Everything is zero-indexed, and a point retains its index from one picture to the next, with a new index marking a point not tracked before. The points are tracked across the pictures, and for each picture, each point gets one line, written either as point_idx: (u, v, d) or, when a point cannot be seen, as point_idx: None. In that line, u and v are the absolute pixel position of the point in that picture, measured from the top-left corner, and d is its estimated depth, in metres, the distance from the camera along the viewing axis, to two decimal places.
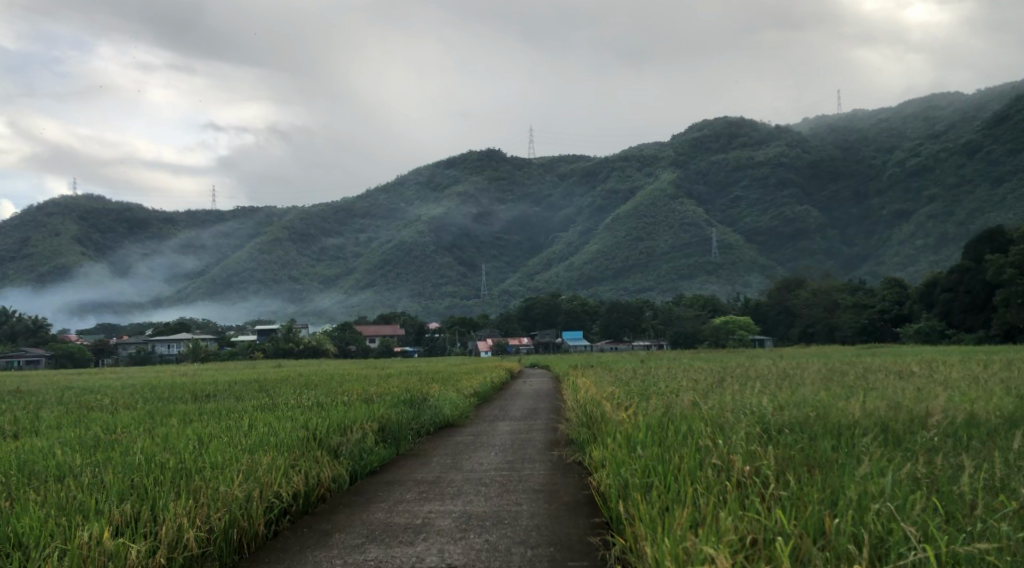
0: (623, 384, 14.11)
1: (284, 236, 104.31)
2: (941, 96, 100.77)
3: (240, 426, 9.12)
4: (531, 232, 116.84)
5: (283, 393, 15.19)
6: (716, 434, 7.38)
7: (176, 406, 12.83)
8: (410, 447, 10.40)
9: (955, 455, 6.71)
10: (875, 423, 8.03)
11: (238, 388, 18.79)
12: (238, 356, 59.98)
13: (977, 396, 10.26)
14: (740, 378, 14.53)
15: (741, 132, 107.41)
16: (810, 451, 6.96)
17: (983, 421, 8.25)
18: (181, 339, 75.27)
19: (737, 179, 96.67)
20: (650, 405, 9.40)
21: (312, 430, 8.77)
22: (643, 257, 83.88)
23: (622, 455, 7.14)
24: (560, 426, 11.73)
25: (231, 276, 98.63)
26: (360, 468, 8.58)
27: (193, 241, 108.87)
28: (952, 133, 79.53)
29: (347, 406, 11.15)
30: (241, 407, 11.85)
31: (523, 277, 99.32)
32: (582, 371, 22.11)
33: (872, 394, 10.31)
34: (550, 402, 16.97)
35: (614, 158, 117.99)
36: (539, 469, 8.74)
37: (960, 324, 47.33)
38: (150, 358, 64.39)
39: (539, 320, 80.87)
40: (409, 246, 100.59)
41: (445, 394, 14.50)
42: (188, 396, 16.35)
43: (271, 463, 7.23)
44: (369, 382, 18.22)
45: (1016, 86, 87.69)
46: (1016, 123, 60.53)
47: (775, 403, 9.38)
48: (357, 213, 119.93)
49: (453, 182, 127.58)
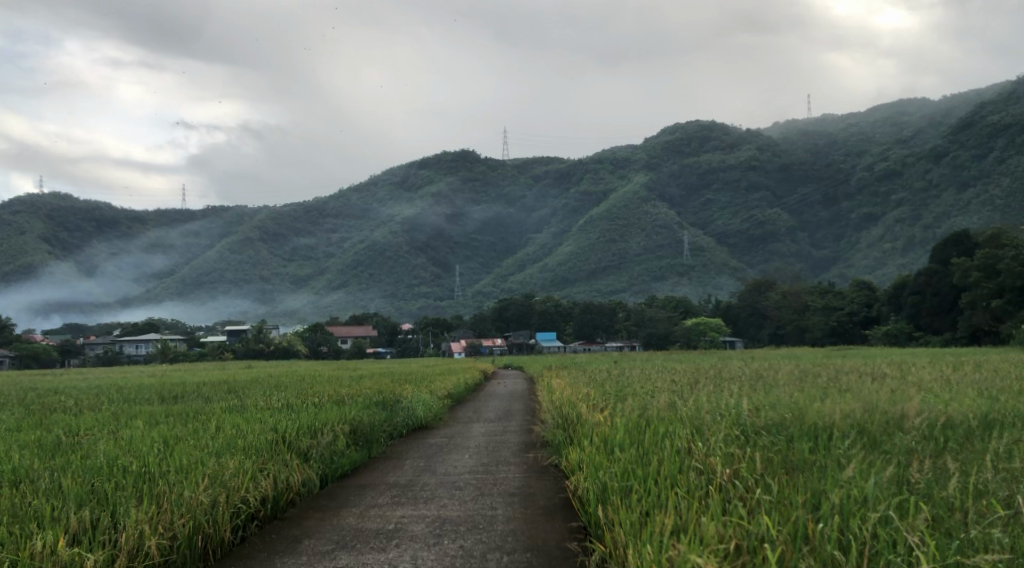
0: (598, 385, 14.02)
1: (255, 235, 103.33)
2: (908, 102, 102.11)
3: (208, 428, 8.88)
4: (504, 233, 116.94)
5: (254, 394, 15.00)
6: (694, 436, 7.25)
7: (143, 408, 12.51)
8: (383, 449, 10.22)
9: (933, 457, 6.68)
10: (852, 424, 7.99)
11: (207, 388, 18.44)
12: (208, 356, 59.21)
13: (952, 397, 10.32)
14: (714, 379, 14.58)
15: (713, 135, 108.38)
16: (786, 453, 6.89)
17: (960, 423, 8.22)
18: (150, 340, 74.23)
19: (709, 182, 97.25)
20: (626, 406, 9.27)
21: (282, 431, 8.55)
22: (616, 259, 84.64)
23: (599, 458, 6.99)
24: (534, 428, 11.60)
25: (201, 276, 96.79)
26: (331, 471, 8.41)
27: (162, 240, 107.35)
28: (919, 139, 80.65)
29: (318, 407, 10.93)
30: (209, 408, 11.65)
31: (497, 278, 99.35)
32: (555, 372, 22.22)
33: (847, 395, 10.30)
34: (525, 402, 16.85)
35: (588, 160, 118.35)
36: (514, 472, 8.56)
37: (928, 327, 47.39)
38: (118, 358, 63.41)
39: (513, 321, 80.40)
40: (382, 246, 99.83)
41: (418, 396, 14.30)
42: (155, 396, 16.03)
43: (239, 467, 6.98)
44: (341, 383, 18.06)
45: (981, 92, 88.95)
46: (981, 128, 61.45)
47: (750, 404, 9.31)
48: (329, 212, 119.02)
49: (427, 182, 127.29)
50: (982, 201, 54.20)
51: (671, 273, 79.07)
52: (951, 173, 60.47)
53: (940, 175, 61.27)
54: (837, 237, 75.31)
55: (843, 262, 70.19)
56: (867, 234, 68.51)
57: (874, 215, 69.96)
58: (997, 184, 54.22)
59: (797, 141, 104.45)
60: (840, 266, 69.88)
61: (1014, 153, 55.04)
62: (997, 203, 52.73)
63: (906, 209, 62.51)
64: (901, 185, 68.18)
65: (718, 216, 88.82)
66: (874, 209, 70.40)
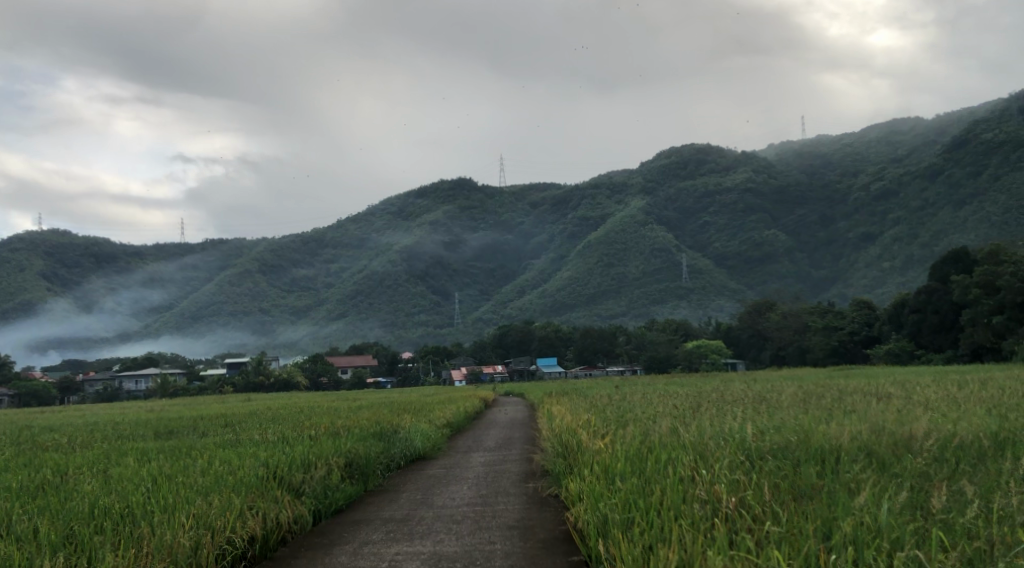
0: (599, 410, 13.71)
1: (254, 267, 103.23)
2: (902, 121, 102.47)
3: (197, 464, 8.64)
4: (502, 259, 116.95)
5: (248, 427, 14.70)
6: (698, 463, 7.01)
7: (137, 445, 12.21)
8: (380, 482, 9.96)
9: (942, 483, 6.45)
10: (859, 446, 7.77)
11: (205, 422, 18.09)
12: (208, 391, 58.77)
13: (960, 416, 10.09)
14: (717, 402, 14.27)
15: (708, 159, 108.90)
16: (794, 478, 6.65)
17: (971, 442, 8.00)
18: (150, 374, 73.58)
19: (706, 205, 97.49)
20: (627, 433, 9.02)
21: (274, 466, 8.31)
22: (615, 283, 84.71)
23: (601, 488, 6.75)
24: (535, 456, 11.34)
25: (200, 309, 96.51)
26: (324, 507, 8.15)
27: (160, 273, 106.99)
28: (913, 157, 81.08)
29: (313, 440, 10.66)
30: (199, 443, 11.40)
31: (496, 305, 99.29)
32: (556, 397, 22.08)
33: (853, 417, 10.06)
34: (524, 430, 16.62)
35: (585, 187, 118.81)
36: (514, 504, 8.30)
37: (929, 344, 46.84)
38: (117, 395, 62.80)
39: (513, 347, 79.69)
40: (380, 275, 99.75)
41: (417, 425, 14.00)
42: (150, 432, 15.72)
43: (225, 505, 6.75)
44: (340, 413, 17.93)
45: (974, 110, 89.44)
46: (974, 145, 61.82)
47: (754, 427, 9.06)
48: (327, 243, 118.97)
49: (424, 211, 127.60)
50: (979, 218, 54.01)
51: (671, 296, 79.95)
52: (947, 191, 60.49)
53: (936, 194, 61.63)
54: (835, 256, 75.38)
55: (842, 283, 69.97)
56: (865, 253, 68.64)
57: (872, 235, 69.86)
58: (993, 202, 54.04)
59: (792, 162, 104.98)
60: (839, 286, 69.96)
61: (1009, 171, 55.05)
62: (993, 220, 52.48)
63: (904, 228, 62.80)
64: (898, 204, 68.15)
65: (715, 239, 89.21)
66: (871, 229, 70.45)
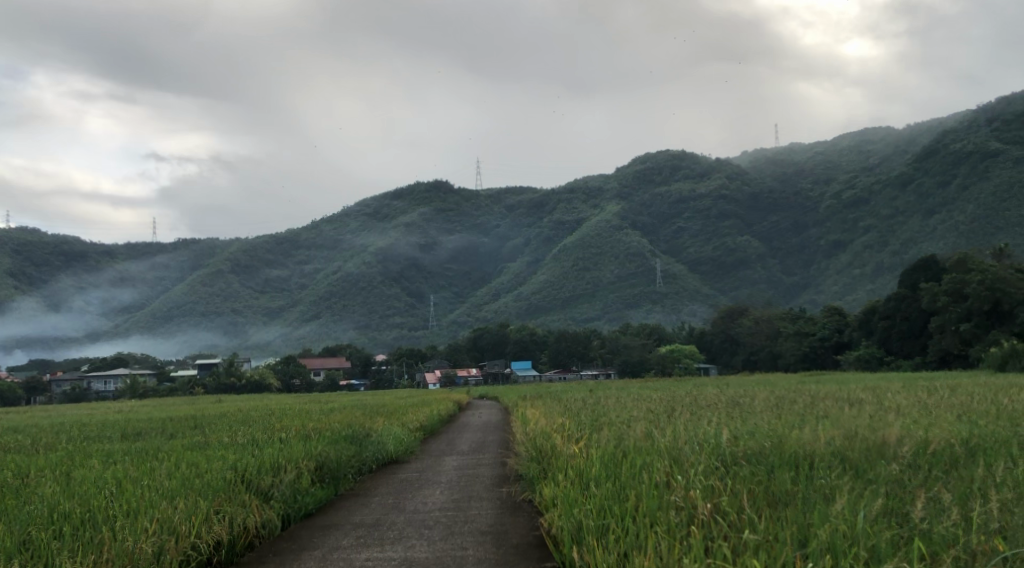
0: (573, 414, 13.63)
1: (226, 267, 102.42)
2: (874, 130, 103.61)
3: (164, 467, 8.46)
4: (478, 262, 116.79)
5: (218, 429, 14.52)
6: (673, 468, 6.95)
7: (104, 446, 11.98)
8: (350, 486, 9.79)
9: (912, 490, 6.42)
10: (834, 451, 7.75)
11: (174, 423, 17.85)
12: (178, 391, 58.24)
13: (932, 423, 10.09)
14: (691, 407, 14.22)
15: (682, 164, 109.57)
16: (767, 484, 6.60)
17: (944, 448, 7.98)
18: (119, 375, 72.68)
19: (681, 211, 97.97)
20: (602, 436, 8.94)
21: (242, 469, 8.14)
22: (590, 287, 85.05)
23: (575, 494, 6.66)
24: (508, 460, 11.24)
25: (171, 309, 95.55)
26: (293, 510, 7.99)
27: (131, 272, 105.87)
28: (885, 166, 82.01)
29: (282, 442, 10.50)
30: (168, 445, 11.27)
31: (471, 307, 99.11)
32: (530, 401, 22.08)
33: (826, 422, 10.02)
34: (498, 433, 16.51)
35: (561, 191, 119.07)
36: (487, 509, 8.19)
37: (898, 351, 47.20)
38: (85, 395, 62.05)
39: (487, 350, 79.38)
40: (354, 278, 99.36)
41: (389, 429, 13.84)
42: (118, 434, 15.49)
43: (191, 509, 6.61)
44: (312, 416, 17.73)
45: (944, 120, 90.62)
46: (944, 155, 62.64)
47: (728, 432, 9.02)
48: (301, 244, 118.24)
49: (400, 213, 127.24)
50: (947, 227, 54.65)
51: (645, 301, 80.19)
52: (917, 200, 61.23)
53: (907, 203, 62.37)
54: (807, 263, 76.00)
55: (813, 289, 70.55)
56: (836, 260, 69.29)
57: (843, 242, 70.49)
58: (961, 211, 54.75)
59: (766, 169, 105.81)
60: (810, 292, 70.53)
61: (976, 181, 55.78)
62: (961, 229, 53.09)
63: (875, 235, 63.51)
64: (868, 212, 68.90)
65: (689, 244, 89.68)
66: (842, 236, 71.15)
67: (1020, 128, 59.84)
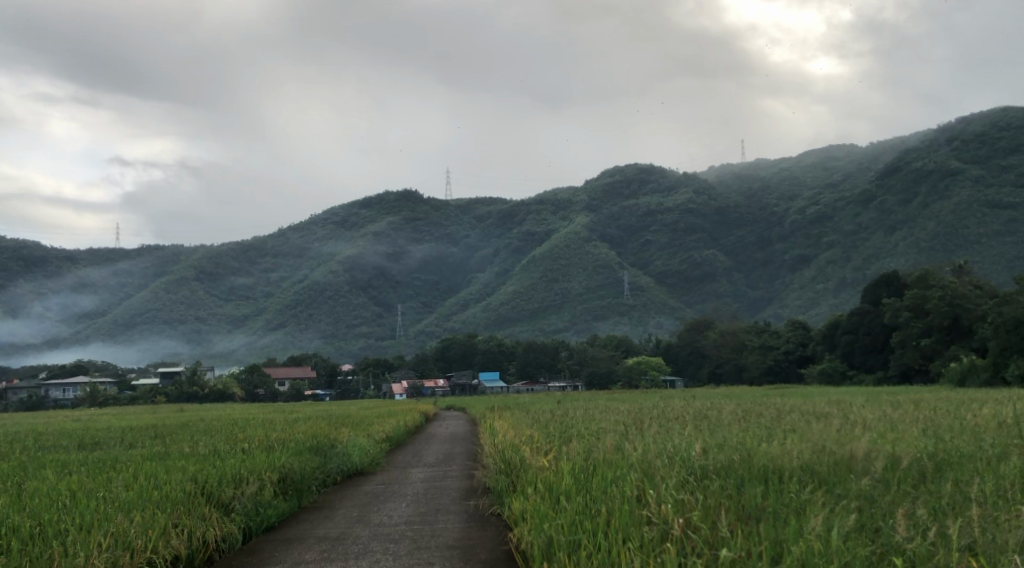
0: (542, 426, 13.47)
1: (191, 275, 101.23)
2: (838, 147, 105.01)
3: (121, 478, 8.18)
4: (446, 272, 116.44)
5: (178, 439, 14.16)
6: (642, 481, 6.86)
7: (61, 456, 11.62)
8: (315, 497, 9.56)
9: (880, 506, 6.36)
10: (801, 466, 7.69)
11: (133, 433, 17.46)
12: (139, 400, 57.31)
13: (896, 437, 10.08)
14: (658, 419, 14.20)
15: (651, 178, 110.27)
16: (738, 499, 6.51)
17: (911, 463, 7.94)
18: (78, 383, 71.34)
19: (648, 223, 98.46)
20: (571, 449, 8.83)
21: (203, 481, 7.90)
22: (558, 299, 85.16)
23: (545, 508, 6.53)
24: (475, 472, 11.08)
25: (134, 317, 94.13)
26: (255, 524, 7.76)
27: (92, 278, 103.95)
28: (848, 182, 83.08)
29: (245, 453, 10.24)
30: (127, 456, 10.96)
31: (439, 318, 98.70)
32: (499, 412, 21.92)
33: (794, 436, 9.97)
34: (465, 446, 16.32)
35: (530, 203, 119.24)
36: (454, 522, 8.03)
37: (860, 365, 47.72)
38: (42, 403, 60.79)
39: (455, 360, 78.73)
40: (321, 286, 98.60)
41: (354, 440, 13.61)
42: (76, 443, 15.07)
43: (148, 522, 6.39)
44: (275, 425, 17.45)
45: (907, 139, 92.07)
46: (905, 173, 63.62)
47: (695, 445, 8.94)
48: (267, 252, 117.23)
49: (369, 221, 126.57)
50: (909, 243, 55.43)
51: (612, 313, 80.41)
52: (879, 217, 62.16)
53: (869, 220, 63.23)
54: (771, 277, 76.68)
55: (777, 302, 71.19)
56: (800, 275, 69.98)
57: (807, 257, 71.16)
58: (922, 227, 55.58)
59: (733, 184, 106.76)
60: (775, 306, 71.15)
61: (937, 199, 56.66)
62: (923, 246, 53.80)
63: (838, 251, 64.36)
64: (832, 228, 69.75)
65: (656, 257, 90.16)
66: (806, 251, 71.87)
67: (979, 147, 60.87)
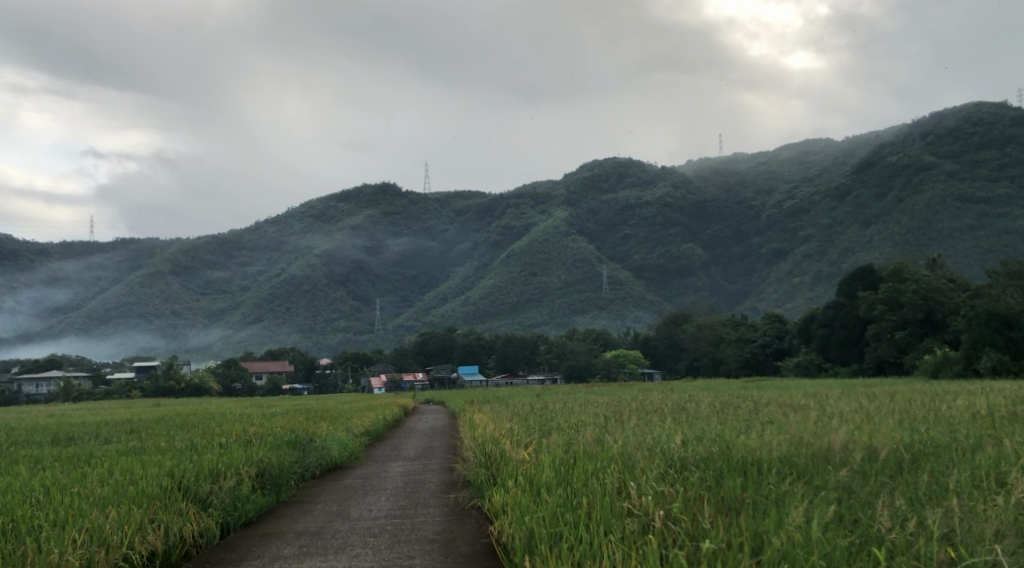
0: (521, 419, 13.43)
1: (167, 269, 100.33)
2: (815, 141, 105.64)
3: (94, 474, 8.06)
4: (424, 265, 116.15)
5: (154, 434, 13.96)
6: (623, 473, 6.85)
7: (33, 452, 11.42)
8: (293, 492, 9.48)
9: (856, 496, 6.39)
10: (779, 456, 7.71)
11: (107, 427, 17.25)
12: (114, 395, 56.76)
13: (872, 428, 10.14)
14: (637, 411, 14.19)
15: (629, 172, 110.47)
16: (717, 491, 6.52)
17: (887, 454, 7.97)
18: (52, 378, 70.50)
19: (627, 217, 98.66)
20: (551, 441, 8.81)
21: (179, 475, 7.81)
22: (537, 293, 85.18)
23: (525, 500, 6.51)
24: (455, 465, 11.04)
25: (108, 311, 93.22)
26: (233, 519, 7.68)
27: (65, 272, 102.74)
28: (824, 177, 83.63)
29: (222, 448, 10.13)
30: (101, 451, 10.79)
31: (417, 312, 98.47)
32: (478, 405, 21.87)
33: (772, 427, 10.01)
34: (444, 439, 16.24)
35: (509, 197, 119.10)
36: (434, 515, 8.00)
37: (836, 358, 48.10)
38: (15, 399, 60.04)
39: (435, 354, 78.58)
40: (298, 280, 98.09)
41: (332, 433, 13.50)
42: (50, 439, 14.81)
43: (123, 517, 6.32)
44: (253, 420, 17.30)
45: (882, 133, 92.82)
46: (880, 167, 64.14)
47: (674, 437, 8.94)
48: (244, 245, 116.34)
49: (346, 215, 125.93)
50: (884, 237, 55.93)
51: (591, 307, 80.56)
52: (855, 211, 62.70)
53: (845, 214, 63.74)
54: (748, 271, 77.12)
55: (754, 296, 71.60)
56: (777, 268, 70.42)
57: (783, 250, 71.60)
58: (897, 222, 56.09)
59: (711, 177, 107.14)
60: (751, 299, 71.56)
61: (911, 193, 57.18)
62: (897, 240, 54.29)
63: (814, 245, 64.79)
64: (809, 222, 70.21)
65: (635, 251, 90.37)
66: (783, 245, 72.30)
67: (953, 142, 61.39)
